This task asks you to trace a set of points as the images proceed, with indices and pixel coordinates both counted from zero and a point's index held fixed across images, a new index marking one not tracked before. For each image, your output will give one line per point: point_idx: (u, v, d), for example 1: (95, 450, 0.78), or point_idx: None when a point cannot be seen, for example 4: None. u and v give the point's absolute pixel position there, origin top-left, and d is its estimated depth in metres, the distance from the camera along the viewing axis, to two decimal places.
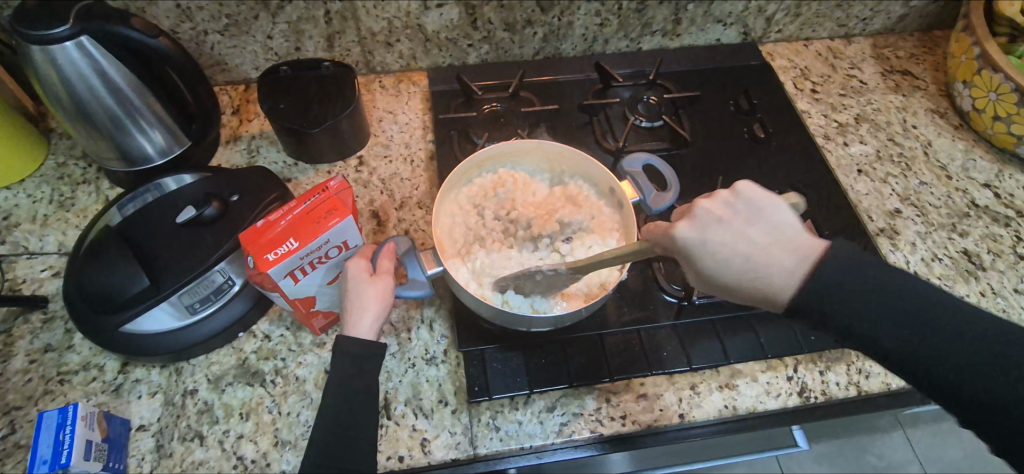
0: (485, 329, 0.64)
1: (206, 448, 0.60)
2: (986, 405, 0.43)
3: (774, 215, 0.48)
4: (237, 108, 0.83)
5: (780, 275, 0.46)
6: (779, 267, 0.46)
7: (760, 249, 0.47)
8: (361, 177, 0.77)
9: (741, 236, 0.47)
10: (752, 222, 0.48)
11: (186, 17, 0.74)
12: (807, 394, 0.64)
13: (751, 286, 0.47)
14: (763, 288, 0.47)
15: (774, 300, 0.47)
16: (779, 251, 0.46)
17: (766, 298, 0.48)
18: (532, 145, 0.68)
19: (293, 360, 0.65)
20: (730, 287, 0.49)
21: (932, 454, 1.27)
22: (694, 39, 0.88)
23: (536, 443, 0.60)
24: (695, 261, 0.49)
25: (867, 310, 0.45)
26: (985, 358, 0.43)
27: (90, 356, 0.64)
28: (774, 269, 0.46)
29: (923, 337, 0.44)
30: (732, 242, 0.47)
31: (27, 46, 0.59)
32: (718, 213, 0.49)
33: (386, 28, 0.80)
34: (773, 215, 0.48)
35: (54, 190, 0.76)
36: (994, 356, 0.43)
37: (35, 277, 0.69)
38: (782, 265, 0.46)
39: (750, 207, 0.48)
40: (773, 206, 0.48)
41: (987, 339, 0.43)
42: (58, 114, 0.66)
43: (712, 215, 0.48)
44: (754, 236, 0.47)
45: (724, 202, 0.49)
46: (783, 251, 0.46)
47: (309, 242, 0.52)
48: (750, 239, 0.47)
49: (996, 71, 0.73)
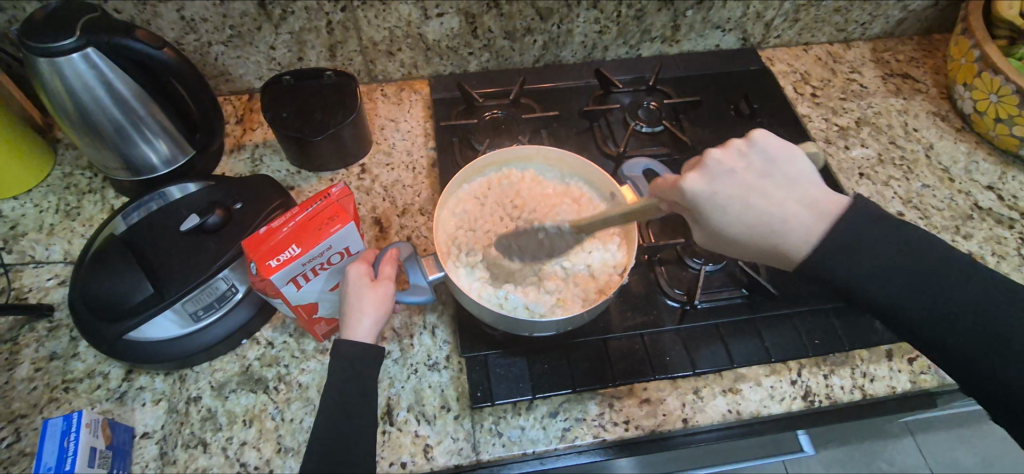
0: (487, 334, 0.64)
1: (209, 454, 0.60)
2: (989, 381, 0.47)
3: (797, 164, 0.52)
4: (241, 117, 0.84)
5: (793, 217, 0.50)
6: (805, 231, 0.50)
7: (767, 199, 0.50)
8: (363, 185, 0.78)
9: (750, 186, 0.51)
10: (766, 172, 0.51)
11: (190, 29, 0.75)
12: (812, 398, 0.63)
13: (764, 231, 0.51)
14: (772, 233, 0.51)
15: (775, 246, 0.51)
16: (793, 200, 0.50)
17: (772, 243, 0.52)
18: (533, 151, 0.69)
19: (296, 367, 0.65)
20: (736, 236, 0.52)
21: (943, 460, 1.25)
22: (694, 44, 0.89)
23: (539, 449, 0.60)
24: (704, 211, 0.51)
25: (884, 275, 0.50)
26: (987, 332, 0.47)
27: (94, 364, 0.65)
28: (784, 218, 0.50)
29: (932, 300, 0.49)
30: (741, 191, 0.51)
31: (35, 59, 0.60)
32: (727, 164, 0.51)
33: (388, 38, 0.81)
34: (785, 163, 0.51)
35: (60, 200, 0.76)
36: (996, 328, 0.47)
37: (41, 286, 0.70)
38: (794, 212, 0.50)
39: (762, 158, 0.51)
40: (787, 157, 0.52)
41: (995, 315, 0.47)
42: (65, 124, 0.67)
43: (723, 166, 0.51)
44: (763, 186, 0.51)
45: (736, 152, 0.51)
46: (803, 204, 0.51)
47: (311, 249, 0.53)
48: (767, 188, 0.51)
49: (997, 73, 0.73)
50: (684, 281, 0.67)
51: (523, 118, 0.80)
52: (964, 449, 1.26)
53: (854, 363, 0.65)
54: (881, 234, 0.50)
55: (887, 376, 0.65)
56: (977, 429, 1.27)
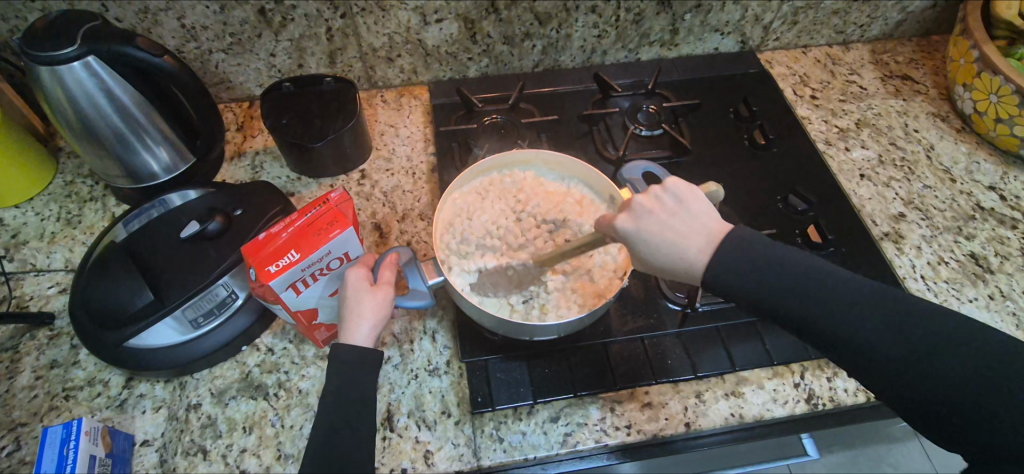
0: (487, 339, 0.64)
1: (209, 462, 0.60)
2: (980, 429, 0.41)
3: (697, 204, 0.49)
4: (241, 124, 0.84)
5: (692, 252, 0.47)
6: (740, 270, 0.46)
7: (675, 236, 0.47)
8: (363, 190, 0.78)
9: (666, 226, 0.48)
10: (672, 212, 0.48)
11: (191, 37, 0.75)
12: (816, 401, 0.63)
13: (681, 270, 0.48)
14: (686, 268, 0.47)
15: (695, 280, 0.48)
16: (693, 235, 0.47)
17: (689, 280, 0.49)
18: (532, 155, 0.70)
19: (296, 373, 0.65)
20: (659, 270, 0.49)
21: (949, 464, 1.24)
22: (692, 48, 0.89)
23: (541, 454, 0.60)
24: (630, 249, 0.49)
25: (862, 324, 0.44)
26: (980, 380, 0.41)
27: (95, 372, 0.65)
28: (693, 257, 0.47)
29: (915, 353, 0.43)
30: (655, 230, 0.48)
31: (36, 68, 0.60)
32: (649, 205, 0.49)
33: (387, 44, 0.81)
34: (693, 203, 0.49)
35: (61, 208, 0.77)
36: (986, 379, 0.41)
37: (42, 294, 0.70)
38: (690, 247, 0.47)
39: (675, 197, 0.49)
40: (697, 199, 0.49)
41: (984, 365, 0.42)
42: (66, 133, 0.68)
43: (645, 207, 0.49)
44: (678, 226, 0.48)
45: (656, 195, 0.49)
46: (699, 238, 0.47)
47: (310, 254, 0.53)
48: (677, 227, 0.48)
49: (996, 73, 0.73)
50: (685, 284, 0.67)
51: (522, 122, 0.81)
52: None
53: None
54: (831, 277, 0.45)
55: None
56: None
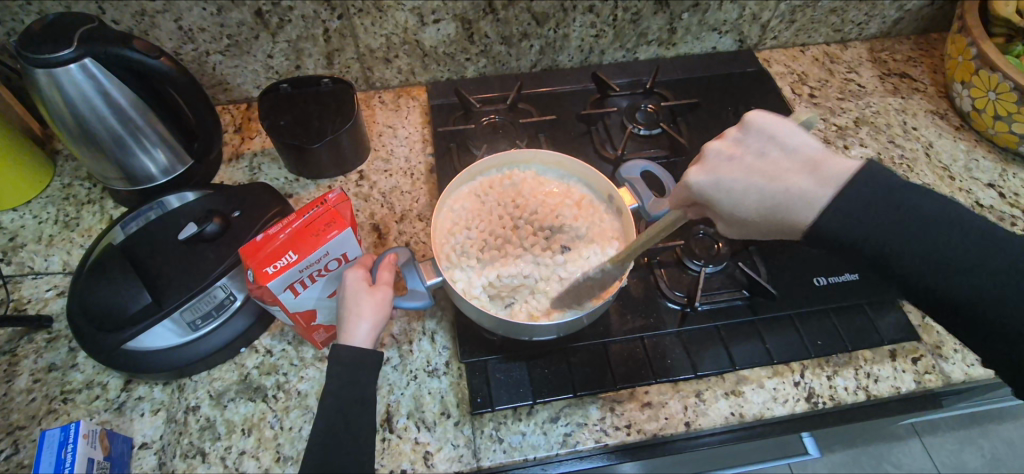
0: (487, 340, 0.63)
1: (208, 464, 0.60)
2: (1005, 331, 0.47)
3: (779, 138, 0.49)
4: (239, 126, 0.84)
5: (806, 189, 0.47)
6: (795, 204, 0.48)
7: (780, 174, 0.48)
8: (361, 191, 0.78)
9: (754, 168, 0.49)
10: (771, 154, 0.49)
11: (188, 39, 0.75)
12: (816, 400, 0.63)
13: (768, 209, 0.49)
14: (775, 211, 0.49)
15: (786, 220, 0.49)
16: (795, 172, 0.48)
17: (792, 228, 0.50)
18: (531, 155, 0.70)
19: (295, 374, 0.65)
20: (751, 222, 0.50)
21: (951, 462, 1.24)
22: (690, 47, 0.89)
23: (541, 454, 0.59)
24: (713, 204, 0.50)
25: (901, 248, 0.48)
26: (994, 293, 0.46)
27: (93, 374, 0.65)
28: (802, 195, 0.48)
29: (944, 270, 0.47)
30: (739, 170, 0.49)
31: (32, 70, 0.60)
32: (727, 151, 0.50)
33: (385, 45, 0.81)
34: (784, 138, 0.48)
35: (59, 210, 0.77)
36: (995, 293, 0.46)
37: (40, 297, 0.70)
38: (801, 186, 0.48)
39: (760, 138, 0.49)
40: (787, 130, 0.48)
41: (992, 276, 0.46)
42: (63, 136, 0.68)
43: (722, 153, 0.50)
44: (767, 166, 0.48)
45: (734, 139, 0.50)
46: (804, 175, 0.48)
47: (309, 255, 0.53)
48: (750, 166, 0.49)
49: (994, 70, 0.73)
50: (685, 283, 0.67)
51: (521, 122, 0.80)
52: (972, 451, 1.25)
53: (858, 364, 0.65)
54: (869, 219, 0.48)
55: (892, 376, 0.64)
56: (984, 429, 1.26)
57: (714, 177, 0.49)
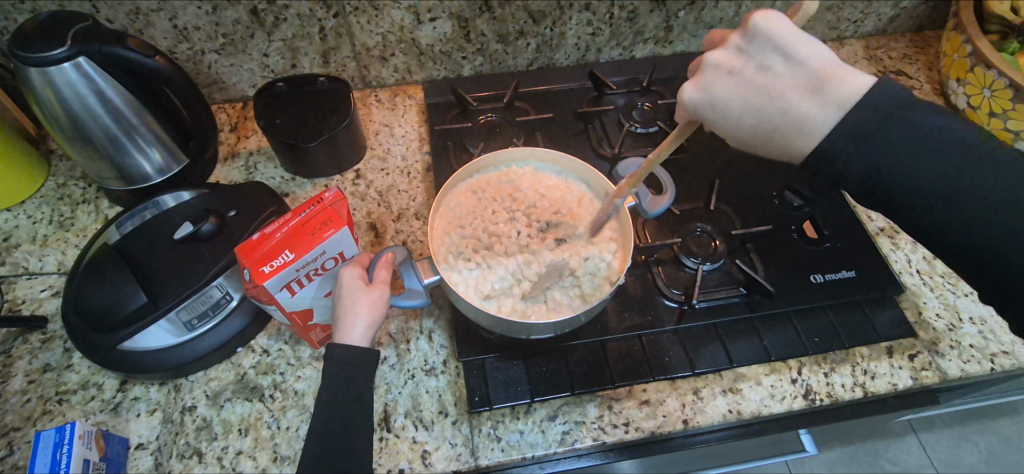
0: (485, 338, 0.63)
1: (205, 464, 0.59)
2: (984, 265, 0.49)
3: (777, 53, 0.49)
4: (235, 125, 0.84)
5: (807, 112, 0.48)
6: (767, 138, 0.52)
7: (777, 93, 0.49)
8: (358, 190, 0.78)
9: (749, 84, 0.50)
10: (771, 64, 0.49)
11: (183, 37, 0.75)
12: (813, 396, 0.63)
13: (766, 139, 0.52)
14: (769, 129, 0.51)
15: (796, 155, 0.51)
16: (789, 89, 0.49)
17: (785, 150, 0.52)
18: (528, 153, 0.70)
19: (292, 374, 0.65)
20: (738, 134, 0.52)
21: (947, 459, 1.25)
22: (686, 45, 0.89)
23: (539, 453, 0.59)
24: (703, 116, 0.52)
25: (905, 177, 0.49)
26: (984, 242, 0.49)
27: (89, 375, 0.64)
28: (812, 113, 0.48)
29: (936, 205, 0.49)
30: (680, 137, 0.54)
31: (26, 69, 0.60)
32: (727, 65, 0.51)
33: (381, 43, 0.81)
34: (800, 47, 0.48)
35: (53, 211, 0.76)
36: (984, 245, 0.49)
37: (35, 297, 0.69)
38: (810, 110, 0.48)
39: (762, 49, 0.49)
40: (804, 42, 0.48)
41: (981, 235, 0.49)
42: (58, 135, 0.67)
43: (723, 68, 0.51)
44: (760, 81, 0.49)
45: (734, 52, 0.51)
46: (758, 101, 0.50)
47: (305, 254, 0.53)
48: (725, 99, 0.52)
49: (989, 68, 0.73)
50: (682, 281, 0.67)
51: (517, 121, 0.80)
52: (968, 446, 1.26)
53: (855, 360, 0.65)
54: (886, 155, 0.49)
55: (889, 373, 0.64)
56: (979, 425, 1.27)
57: (709, 95, 0.51)
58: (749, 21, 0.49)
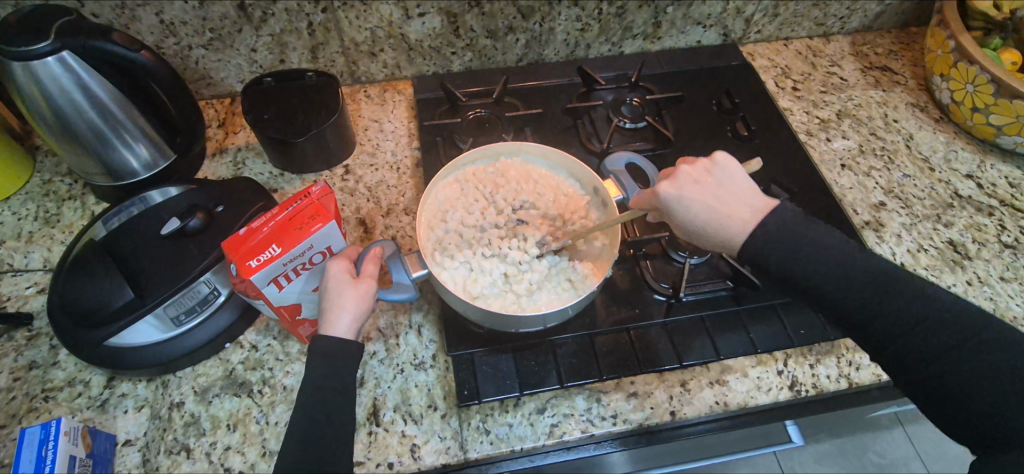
0: (474, 332, 0.64)
1: (192, 460, 0.59)
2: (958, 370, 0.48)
3: (733, 181, 0.54)
4: (223, 121, 0.84)
5: (741, 226, 0.52)
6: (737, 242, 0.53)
7: (723, 210, 0.53)
8: (347, 186, 0.78)
9: (710, 195, 0.54)
10: (729, 184, 0.54)
11: (170, 32, 0.74)
12: (798, 388, 0.63)
13: (711, 236, 0.54)
14: (722, 241, 0.54)
15: (730, 248, 0.54)
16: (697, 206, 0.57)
17: (723, 246, 0.54)
18: (516, 147, 0.70)
19: (281, 369, 0.65)
20: (697, 234, 0.55)
21: (933, 451, 1.26)
22: (675, 41, 0.89)
23: (527, 445, 0.60)
24: (671, 214, 0.55)
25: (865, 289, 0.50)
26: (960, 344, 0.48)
27: (75, 372, 0.64)
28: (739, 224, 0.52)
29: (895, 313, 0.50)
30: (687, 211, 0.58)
31: (9, 63, 0.59)
32: (695, 176, 0.55)
33: (369, 38, 0.81)
34: (739, 178, 0.54)
35: (39, 207, 0.75)
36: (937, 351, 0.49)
37: (20, 294, 0.69)
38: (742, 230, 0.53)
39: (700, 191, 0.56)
40: (742, 177, 0.54)
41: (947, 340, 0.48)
42: (42, 131, 0.67)
43: (690, 177, 0.55)
44: (722, 195, 0.54)
45: (703, 168, 0.55)
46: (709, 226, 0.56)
47: (292, 248, 0.52)
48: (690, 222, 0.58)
49: (972, 63, 0.74)
50: (670, 275, 0.67)
51: (506, 116, 0.80)
52: (953, 439, 1.27)
53: (839, 352, 0.65)
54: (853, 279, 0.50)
55: (873, 364, 0.65)
56: None
57: (679, 197, 0.54)
58: (716, 153, 0.55)
